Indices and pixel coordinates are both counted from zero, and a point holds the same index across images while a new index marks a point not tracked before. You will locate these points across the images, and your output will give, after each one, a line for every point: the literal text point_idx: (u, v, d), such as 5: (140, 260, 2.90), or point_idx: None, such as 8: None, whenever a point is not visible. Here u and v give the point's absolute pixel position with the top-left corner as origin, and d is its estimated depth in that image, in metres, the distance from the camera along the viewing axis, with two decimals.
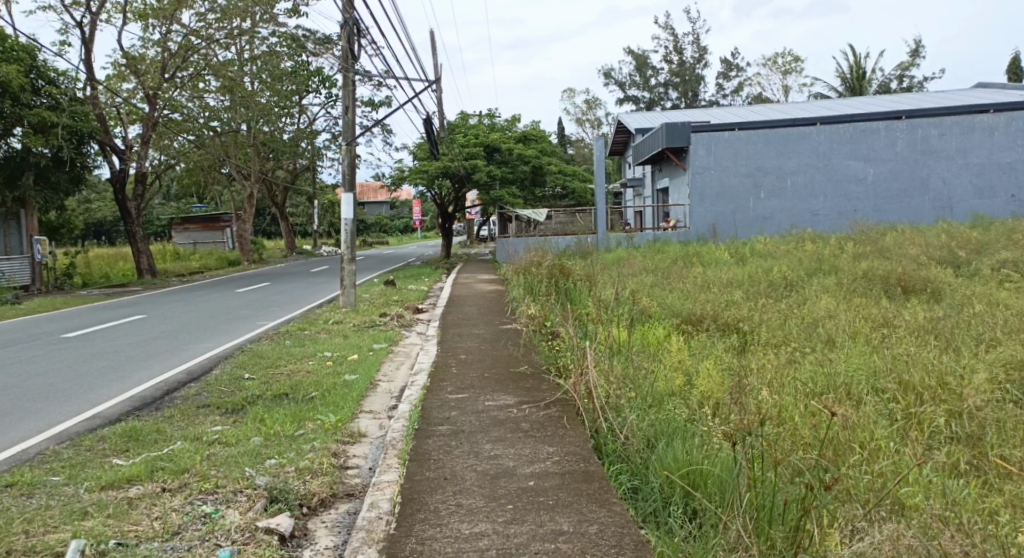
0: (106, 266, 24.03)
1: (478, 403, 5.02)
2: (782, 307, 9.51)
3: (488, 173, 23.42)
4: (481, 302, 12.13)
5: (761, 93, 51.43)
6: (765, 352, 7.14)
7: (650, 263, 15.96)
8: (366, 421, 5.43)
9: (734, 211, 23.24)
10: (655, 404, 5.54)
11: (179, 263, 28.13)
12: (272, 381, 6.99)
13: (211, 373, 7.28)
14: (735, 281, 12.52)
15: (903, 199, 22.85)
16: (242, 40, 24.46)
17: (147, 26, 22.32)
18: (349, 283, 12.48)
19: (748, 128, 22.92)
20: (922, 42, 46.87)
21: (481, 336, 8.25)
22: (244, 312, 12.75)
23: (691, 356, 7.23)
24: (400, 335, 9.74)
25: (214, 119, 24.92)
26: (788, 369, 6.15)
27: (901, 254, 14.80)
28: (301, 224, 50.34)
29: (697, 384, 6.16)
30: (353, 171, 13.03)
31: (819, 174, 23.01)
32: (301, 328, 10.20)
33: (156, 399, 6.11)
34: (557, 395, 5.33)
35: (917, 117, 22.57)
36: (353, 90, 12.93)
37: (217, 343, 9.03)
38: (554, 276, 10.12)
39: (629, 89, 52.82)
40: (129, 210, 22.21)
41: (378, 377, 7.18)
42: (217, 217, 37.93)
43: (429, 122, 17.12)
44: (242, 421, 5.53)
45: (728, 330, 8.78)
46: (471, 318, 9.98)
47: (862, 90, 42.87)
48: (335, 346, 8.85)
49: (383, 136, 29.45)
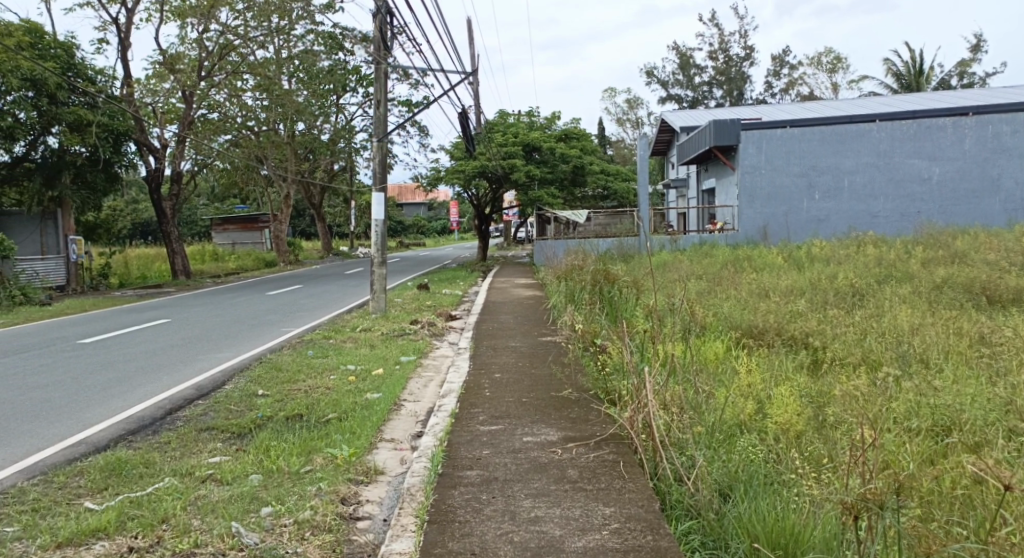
0: (143, 266, 23.89)
1: (516, 440, 4.21)
2: (857, 319, 8.53)
3: (527, 172, 22.63)
4: (517, 309, 11.34)
5: (810, 92, 49.69)
6: (848, 375, 6.22)
7: (698, 268, 14.97)
8: (385, 454, 4.69)
9: (786, 212, 22.02)
10: (725, 444, 4.72)
11: (216, 263, 27.97)
12: (287, 400, 6.30)
13: (223, 387, 6.64)
14: (796, 288, 11.52)
15: (971, 201, 21.40)
16: (279, 37, 24.19)
17: (185, 24, 22.13)
18: (380, 288, 11.85)
19: (803, 126, 21.70)
20: (984, 37, 44.77)
21: (518, 350, 7.45)
22: (271, 316, 12.19)
23: (758, 375, 6.36)
24: (431, 346, 9.00)
25: (251, 117, 24.68)
26: (885, 399, 5.25)
27: (979, 259, 13.57)
28: (338, 225, 50.21)
29: (770, 411, 5.32)
30: (385, 168, 12.36)
31: (878, 174, 21.66)
32: (326, 336, 9.55)
33: (156, 420, 5.48)
34: (608, 427, 4.45)
35: (986, 113, 21.12)
36: (386, 82, 12.27)
37: (236, 352, 8.45)
38: (599, 282, 9.31)
39: (671, 88, 51.59)
40: (165, 210, 21.91)
41: (404, 396, 6.44)
42: (255, 217, 37.89)
43: (466, 117, 16.39)
44: (245, 450, 4.82)
45: (798, 346, 7.82)
46: (508, 328, 9.20)
47: (918, 87, 41.01)
48: (360, 358, 8.15)
49: (420, 136, 28.91)
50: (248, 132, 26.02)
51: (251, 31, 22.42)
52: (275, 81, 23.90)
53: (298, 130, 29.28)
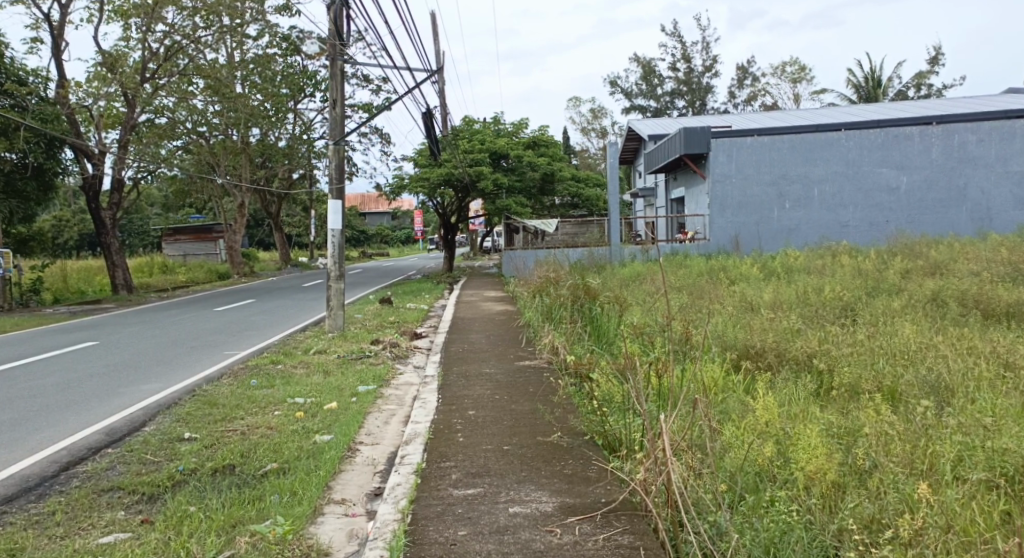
0: (82, 279, 22.31)
1: (500, 513, 3.33)
2: (861, 337, 7.80)
3: (494, 180, 21.73)
4: (488, 326, 10.41)
5: (774, 102, 49.91)
6: (872, 407, 5.44)
7: (675, 279, 14.23)
8: (333, 526, 3.72)
9: (757, 221, 21.53)
10: (752, 505, 3.84)
11: (164, 277, 26.42)
12: (218, 445, 5.25)
13: (142, 429, 5.60)
14: (783, 301, 10.82)
15: (939, 210, 21.18)
16: (230, 39, 23.00)
17: (128, 24, 20.81)
18: (336, 304, 10.87)
19: (773, 134, 21.28)
20: (940, 49, 45.51)
21: (492, 378, 6.53)
22: (213, 336, 11.04)
23: (768, 403, 5.53)
24: (393, 372, 7.99)
25: (200, 121, 23.33)
26: (930, 442, 4.46)
27: (960, 269, 13.09)
28: (297, 236, 48.68)
29: (792, 452, 4.48)
30: (341, 174, 11.31)
31: (848, 183, 21.31)
32: (274, 361, 8.47)
33: (44, 482, 4.44)
34: (615, 491, 3.53)
35: (952, 122, 20.94)
36: (341, 80, 11.27)
37: (165, 383, 7.32)
38: (578, 298, 8.49)
39: (635, 98, 51.35)
40: (104, 221, 20.37)
41: (360, 437, 5.46)
42: (209, 228, 36.30)
43: (430, 120, 15.41)
44: (151, 523, 3.79)
45: (802, 369, 7.04)
46: (480, 350, 8.28)
47: (877, 97, 41.42)
48: (311, 388, 7.11)
49: (382, 143, 27.86)
50: (200, 137, 24.70)
51: (200, 32, 21.19)
52: (227, 83, 22.62)
53: (253, 137, 28.01)
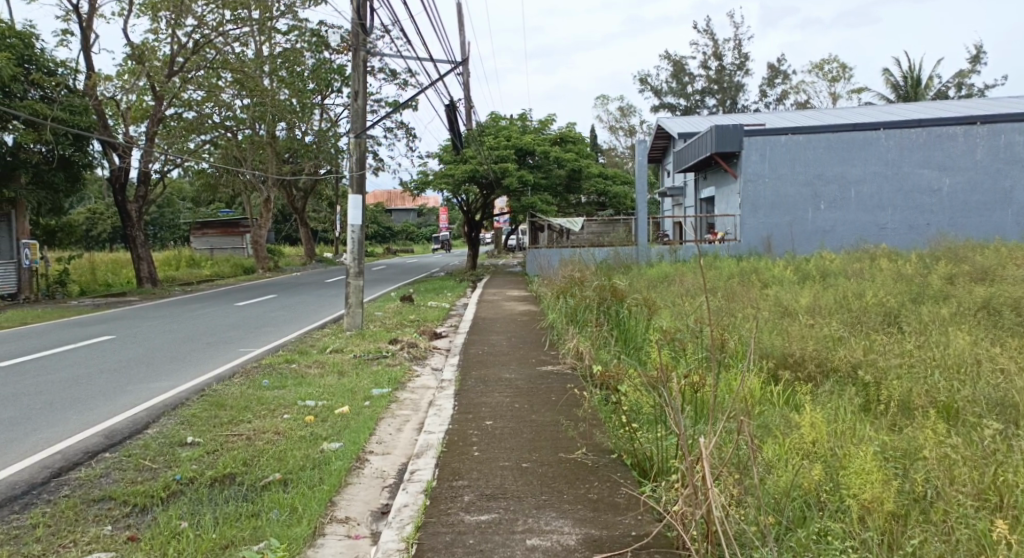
0: (108, 271, 22.37)
1: (516, 546, 2.96)
2: (910, 347, 7.30)
3: (520, 177, 21.32)
4: (511, 328, 10.04)
5: (808, 100, 48.86)
6: (929, 426, 5.01)
7: (705, 281, 13.73)
8: (333, 551, 3.37)
9: (790, 223, 20.88)
10: (801, 539, 3.46)
11: (190, 270, 26.47)
12: (221, 452, 4.94)
13: (144, 433, 5.31)
14: (821, 306, 10.31)
15: (983, 212, 20.34)
16: (258, 32, 22.91)
17: (158, 18, 20.77)
18: (355, 302, 10.58)
19: (808, 132, 20.60)
20: (982, 48, 44.11)
21: (513, 384, 6.16)
22: (230, 332, 10.81)
23: (813, 419, 5.11)
24: (410, 374, 7.64)
25: (228, 114, 23.27)
26: (1000, 469, 4.05)
27: (1009, 276, 12.42)
28: (323, 231, 48.83)
29: (842, 476, 4.07)
30: (362, 169, 10.99)
31: (887, 184, 20.56)
32: (288, 361, 8.17)
33: (31, 491, 4.15)
34: (647, 523, 3.13)
35: (998, 122, 20.07)
36: (363, 72, 10.96)
37: (174, 381, 7.05)
38: (605, 299, 8.08)
39: (664, 96, 50.60)
40: (130, 213, 20.36)
41: (371, 446, 5.12)
42: (236, 222, 36.45)
43: (455, 114, 15.05)
44: (137, 540, 3.47)
45: (846, 380, 6.59)
46: (501, 353, 7.91)
47: (916, 97, 40.26)
48: (323, 391, 6.78)
49: (408, 138, 27.63)
50: (227, 132, 24.65)
51: (229, 27, 21.10)
52: (254, 77, 22.53)
53: (280, 132, 27.96)
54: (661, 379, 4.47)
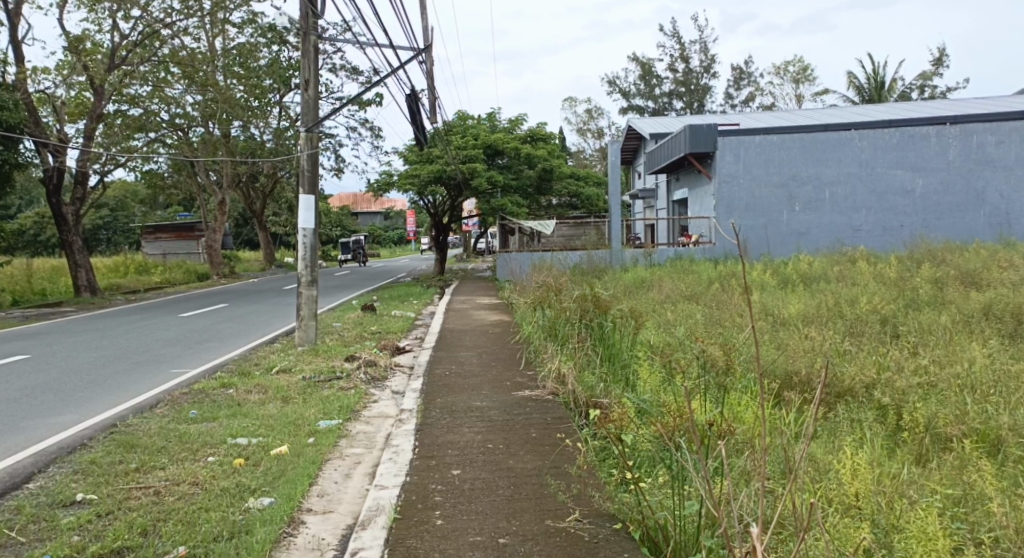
0: (47, 279, 20.88)
1: None
2: (926, 362, 6.51)
3: (488, 178, 20.40)
4: (480, 341, 9.10)
5: (774, 102, 48.81)
6: (976, 461, 4.21)
7: (684, 286, 12.97)
8: None
9: (766, 225, 20.29)
10: None
11: (138, 277, 24.96)
12: (116, 515, 3.92)
13: (20, 492, 4.27)
14: (815, 313, 9.55)
15: (956, 214, 20.00)
16: (211, 26, 21.67)
17: (100, 9, 19.38)
18: (308, 315, 9.54)
19: (782, 132, 20.03)
20: (945, 50, 44.45)
21: (484, 416, 5.20)
22: (166, 350, 9.67)
23: (839, 457, 4.28)
24: (365, 400, 6.65)
25: (177, 112, 21.94)
26: None
27: (999, 279, 11.86)
28: (286, 235, 47.34)
29: (897, 541, 3.24)
30: (315, 166, 9.95)
31: (862, 185, 20.08)
32: (224, 385, 7.10)
33: None
34: None
35: (970, 122, 19.76)
36: (316, 57, 9.94)
37: (80, 415, 5.97)
38: (585, 311, 7.19)
39: (632, 98, 50.15)
40: (67, 217, 18.96)
41: (310, 502, 4.13)
42: (192, 226, 34.92)
43: (418, 109, 14.07)
44: None
45: (862, 404, 5.79)
46: (470, 374, 6.96)
47: (881, 99, 40.36)
48: (260, 424, 5.75)
49: (372, 138, 26.54)
50: (177, 130, 23.26)
51: (179, 19, 19.83)
52: (207, 73, 21.26)
53: (235, 132, 26.64)
54: (679, 426, 3.62)
